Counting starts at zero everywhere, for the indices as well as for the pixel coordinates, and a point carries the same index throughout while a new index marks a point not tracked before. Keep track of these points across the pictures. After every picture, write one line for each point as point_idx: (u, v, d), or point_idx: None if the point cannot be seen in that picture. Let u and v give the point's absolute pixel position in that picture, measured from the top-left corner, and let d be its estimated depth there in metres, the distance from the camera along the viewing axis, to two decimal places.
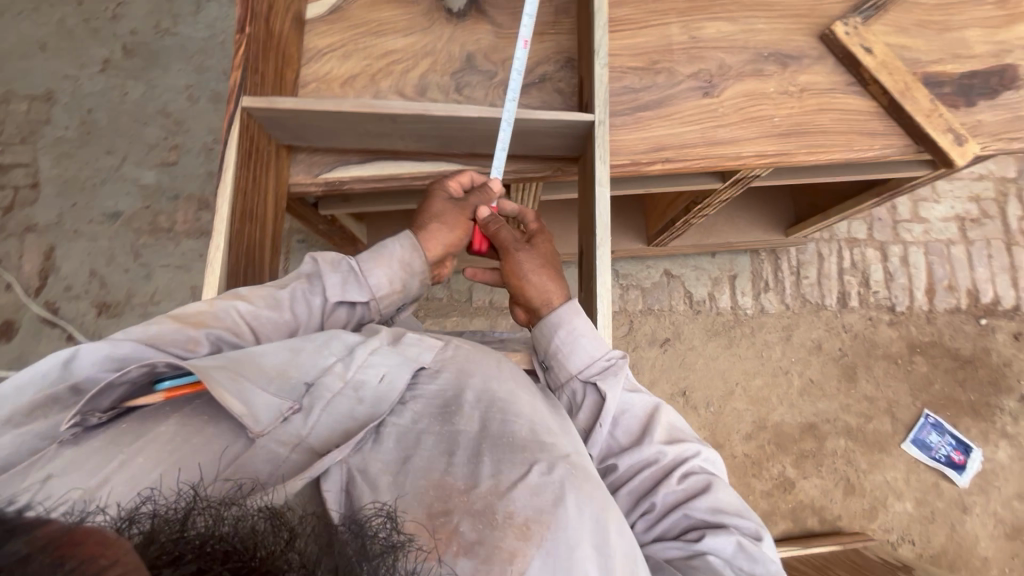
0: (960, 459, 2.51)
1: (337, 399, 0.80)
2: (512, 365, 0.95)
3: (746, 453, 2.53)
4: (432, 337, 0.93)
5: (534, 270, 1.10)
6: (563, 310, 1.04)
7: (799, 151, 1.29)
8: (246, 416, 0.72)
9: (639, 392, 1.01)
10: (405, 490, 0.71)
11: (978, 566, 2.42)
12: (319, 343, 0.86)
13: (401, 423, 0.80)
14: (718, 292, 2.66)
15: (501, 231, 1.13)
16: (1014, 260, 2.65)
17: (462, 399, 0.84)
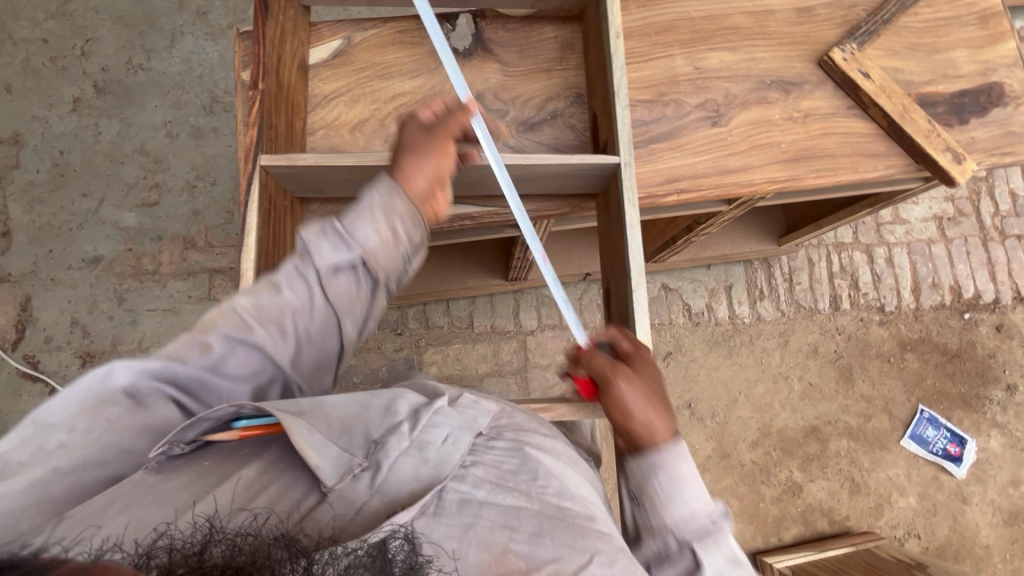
0: (956, 451, 2.59)
1: (402, 458, 0.79)
2: (560, 432, 1.00)
3: (754, 460, 2.56)
4: (488, 401, 0.96)
5: (636, 401, 0.94)
6: (672, 455, 0.92)
7: (807, 176, 1.32)
8: (320, 468, 0.74)
9: (738, 565, 0.89)
10: (466, 560, 0.69)
11: (981, 555, 2.50)
12: (386, 403, 0.88)
13: (463, 489, 0.77)
14: (715, 302, 2.70)
15: (595, 356, 0.99)
16: (990, 255, 2.77)
17: (521, 474, 0.83)
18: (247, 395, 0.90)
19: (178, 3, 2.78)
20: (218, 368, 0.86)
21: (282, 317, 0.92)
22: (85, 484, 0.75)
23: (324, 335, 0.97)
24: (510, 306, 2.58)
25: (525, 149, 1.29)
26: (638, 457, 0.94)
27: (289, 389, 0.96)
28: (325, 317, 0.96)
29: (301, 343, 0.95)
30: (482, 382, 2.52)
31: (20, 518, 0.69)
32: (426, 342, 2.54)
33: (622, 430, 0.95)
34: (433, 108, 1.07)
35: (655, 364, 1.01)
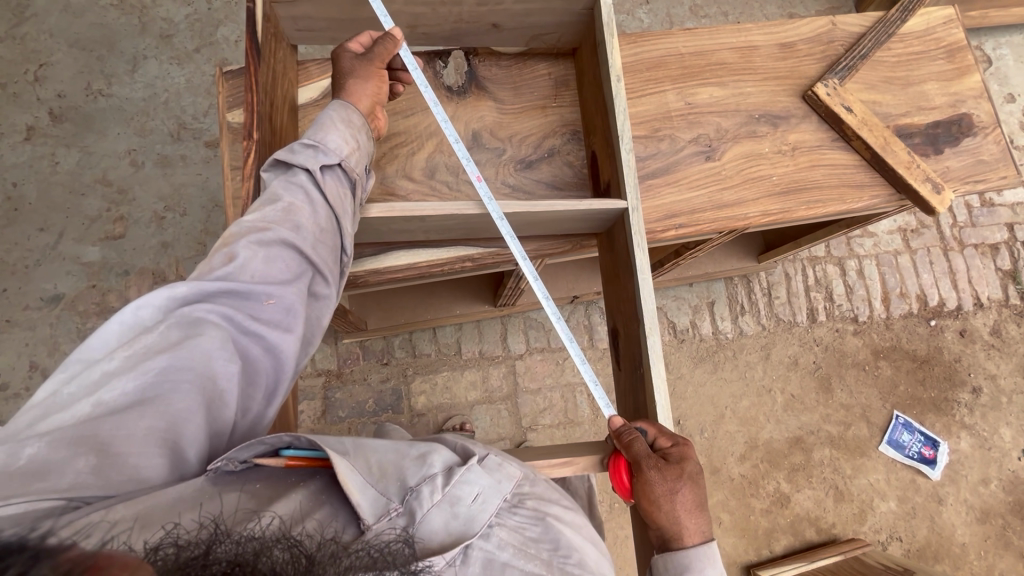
0: (930, 454, 2.69)
1: (433, 510, 0.87)
2: (581, 517, 1.03)
3: (742, 473, 2.60)
4: (512, 465, 1.00)
5: (668, 496, 0.99)
6: (698, 556, 0.98)
7: (798, 208, 1.35)
8: (362, 508, 0.82)
9: None
10: None
11: (958, 553, 2.61)
12: (419, 452, 0.94)
13: (486, 547, 0.87)
14: (699, 318, 2.75)
15: (634, 443, 1.03)
16: (951, 264, 2.91)
17: (543, 543, 0.92)
18: (279, 292, 0.94)
19: (140, 26, 2.66)
20: (243, 272, 0.92)
21: (287, 216, 0.98)
22: (129, 419, 0.76)
23: (329, 229, 1.03)
24: (498, 331, 2.56)
25: (524, 188, 1.28)
26: (666, 551, 1.01)
27: (314, 290, 1.01)
28: (327, 213, 1.02)
29: (313, 236, 1.00)
30: (472, 410, 2.47)
31: (71, 457, 0.70)
32: (414, 371, 2.49)
33: (650, 521, 1.01)
34: (362, 41, 1.17)
35: (695, 459, 1.03)
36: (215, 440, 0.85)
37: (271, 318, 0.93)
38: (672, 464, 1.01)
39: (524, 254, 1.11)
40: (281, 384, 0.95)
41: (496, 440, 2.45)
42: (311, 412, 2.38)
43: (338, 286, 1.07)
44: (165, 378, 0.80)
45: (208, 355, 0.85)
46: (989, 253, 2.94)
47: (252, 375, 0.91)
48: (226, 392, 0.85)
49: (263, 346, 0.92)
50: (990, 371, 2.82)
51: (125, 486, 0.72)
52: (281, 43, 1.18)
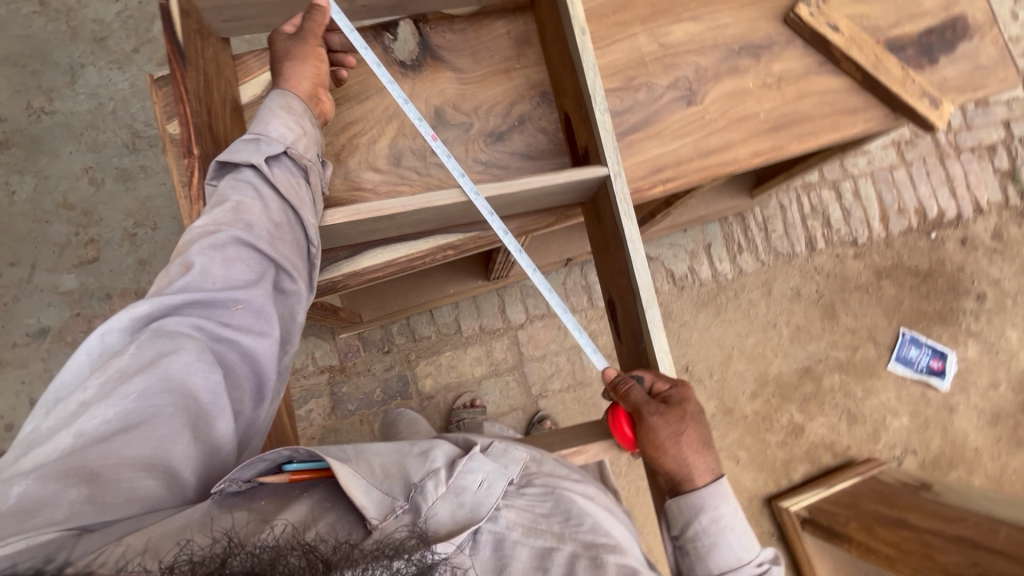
0: (939, 366, 2.70)
1: (439, 502, 0.83)
2: (597, 486, 1.03)
3: (755, 410, 2.62)
4: (518, 448, 0.98)
5: (672, 438, 0.98)
6: (710, 495, 0.98)
7: (789, 144, 1.27)
8: (365, 507, 0.78)
9: None
10: None
11: (972, 457, 2.66)
12: (421, 449, 0.90)
13: (496, 528, 0.85)
14: (697, 263, 2.70)
15: (631, 391, 1.01)
16: (948, 171, 2.83)
17: (554, 516, 0.90)
18: (246, 296, 0.87)
19: (70, 31, 2.47)
20: (203, 278, 0.84)
21: (239, 215, 0.90)
22: (115, 447, 0.70)
23: (287, 222, 0.95)
24: (495, 304, 2.51)
25: (498, 163, 1.19)
26: (678, 495, 1.01)
27: (281, 286, 0.94)
28: (280, 206, 0.95)
29: (270, 233, 0.92)
30: (480, 385, 2.46)
31: (62, 490, 0.65)
32: (417, 355, 2.46)
33: (657, 467, 1.00)
34: (294, 21, 1.08)
35: (695, 398, 1.02)
36: (215, 458, 0.79)
37: (242, 323, 0.87)
38: (673, 406, 1.00)
39: (497, 221, 1.06)
40: (267, 385, 0.89)
41: (508, 411, 2.45)
42: (321, 410, 2.37)
43: (310, 276, 0.99)
44: (143, 402, 0.74)
45: (185, 371, 0.78)
46: (986, 154, 2.85)
47: (232, 381, 0.85)
48: (212, 404, 0.80)
49: (239, 352, 0.86)
50: (993, 276, 2.78)
51: (126, 509, 0.68)
52: (208, 39, 1.08)
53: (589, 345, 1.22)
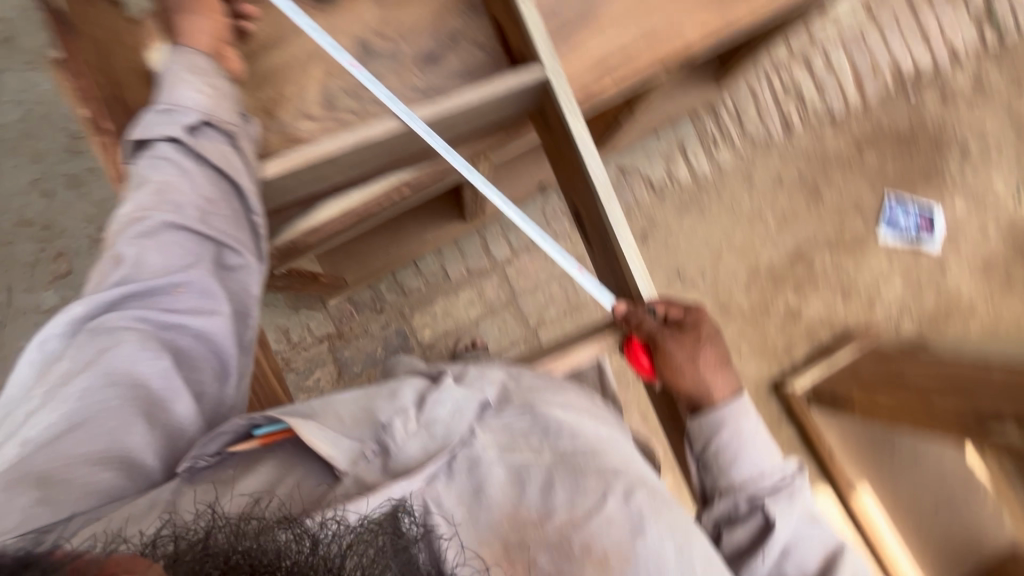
0: (928, 225, 2.69)
1: (409, 439, 0.84)
2: (579, 393, 1.03)
3: (751, 301, 2.63)
4: (494, 370, 0.99)
5: (689, 360, 1.08)
6: (728, 412, 1.09)
7: (740, 12, 1.20)
8: (332, 456, 0.81)
9: (816, 526, 1.03)
10: (482, 521, 0.80)
11: (967, 309, 2.68)
12: (389, 390, 0.91)
13: (471, 451, 0.84)
14: (674, 165, 2.63)
15: (644, 320, 1.12)
16: (922, 21, 2.69)
17: (532, 435, 0.88)
18: (186, 279, 0.89)
19: None
20: (138, 269, 0.87)
21: (164, 197, 0.90)
22: (67, 445, 0.76)
23: (218, 196, 0.94)
24: (478, 244, 2.49)
25: (436, 88, 1.13)
26: (697, 412, 1.11)
27: (225, 262, 0.95)
28: (208, 179, 0.94)
29: (199, 210, 0.92)
30: (478, 326, 2.48)
31: (14, 497, 0.70)
32: (411, 308, 2.46)
33: (673, 389, 1.12)
34: None
35: (710, 320, 1.13)
36: (176, 438, 0.85)
37: (188, 305, 0.90)
38: (687, 330, 1.10)
39: (440, 137, 1.00)
40: (230, 360, 0.93)
41: (510, 346, 2.48)
42: (328, 377, 2.40)
43: (258, 248, 1.00)
44: (87, 400, 0.79)
45: (128, 363, 0.83)
46: None
47: (189, 363, 0.89)
48: (164, 390, 0.85)
49: (191, 334, 0.90)
50: (976, 124, 2.72)
51: (85, 501, 0.74)
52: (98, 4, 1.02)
53: (591, 282, 1.21)
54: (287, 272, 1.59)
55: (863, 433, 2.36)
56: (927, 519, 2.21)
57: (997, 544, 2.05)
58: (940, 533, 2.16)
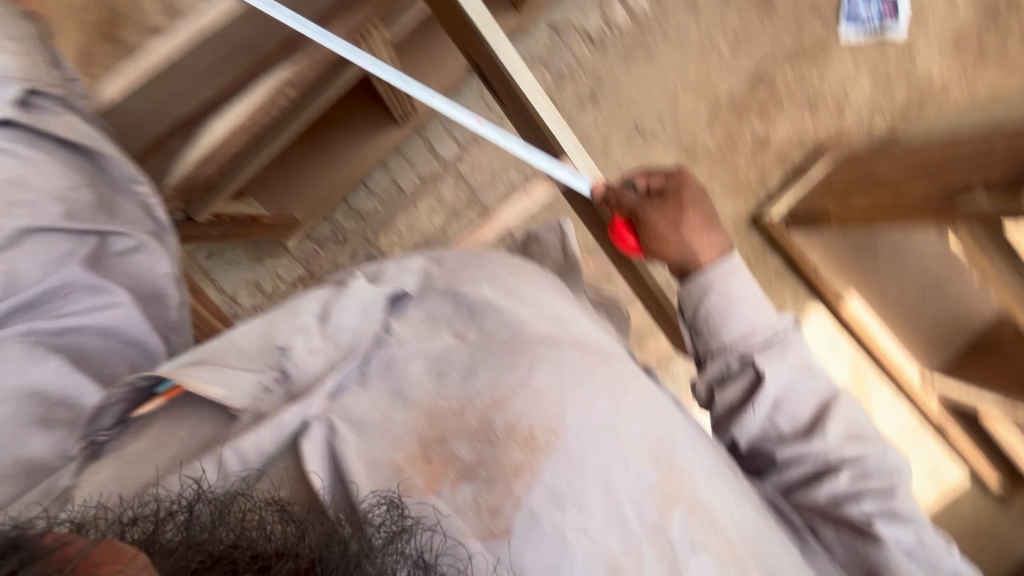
0: (889, 10, 2.46)
1: (313, 357, 0.66)
2: (530, 266, 0.89)
3: (717, 139, 2.37)
4: (413, 260, 0.81)
5: (669, 227, 0.96)
6: (722, 271, 0.94)
7: None
8: (228, 397, 0.61)
9: (808, 375, 0.88)
10: (393, 428, 0.61)
11: (941, 91, 2.45)
12: (288, 309, 0.71)
13: (385, 350, 0.67)
14: (609, 9, 2.36)
15: (624, 196, 1.04)
16: None
17: (458, 314, 0.72)
18: (70, 275, 0.85)
19: None
20: (13, 278, 0.81)
21: (15, 190, 0.84)
22: None
23: (83, 183, 0.92)
24: (423, 148, 2.36)
25: None
26: (685, 280, 0.97)
27: (116, 247, 0.93)
28: (62, 164, 0.90)
29: (64, 199, 0.88)
30: (445, 232, 2.39)
31: None
32: (372, 232, 2.36)
33: (664, 260, 0.99)
34: None
35: (694, 182, 1.00)
36: None
37: (82, 302, 0.86)
38: (666, 198, 0.98)
39: (287, 8, 0.89)
40: (148, 346, 0.91)
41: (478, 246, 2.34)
42: None
43: (151, 224, 0.99)
44: None
45: (19, 376, 0.76)
46: None
47: (99, 360, 0.84)
48: (71, 390, 0.78)
49: (95, 331, 0.86)
50: None
51: None
52: None
53: (568, 172, 1.15)
54: (216, 219, 1.37)
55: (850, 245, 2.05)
56: (915, 311, 2.00)
57: (981, 315, 1.87)
58: (930, 323, 2.00)
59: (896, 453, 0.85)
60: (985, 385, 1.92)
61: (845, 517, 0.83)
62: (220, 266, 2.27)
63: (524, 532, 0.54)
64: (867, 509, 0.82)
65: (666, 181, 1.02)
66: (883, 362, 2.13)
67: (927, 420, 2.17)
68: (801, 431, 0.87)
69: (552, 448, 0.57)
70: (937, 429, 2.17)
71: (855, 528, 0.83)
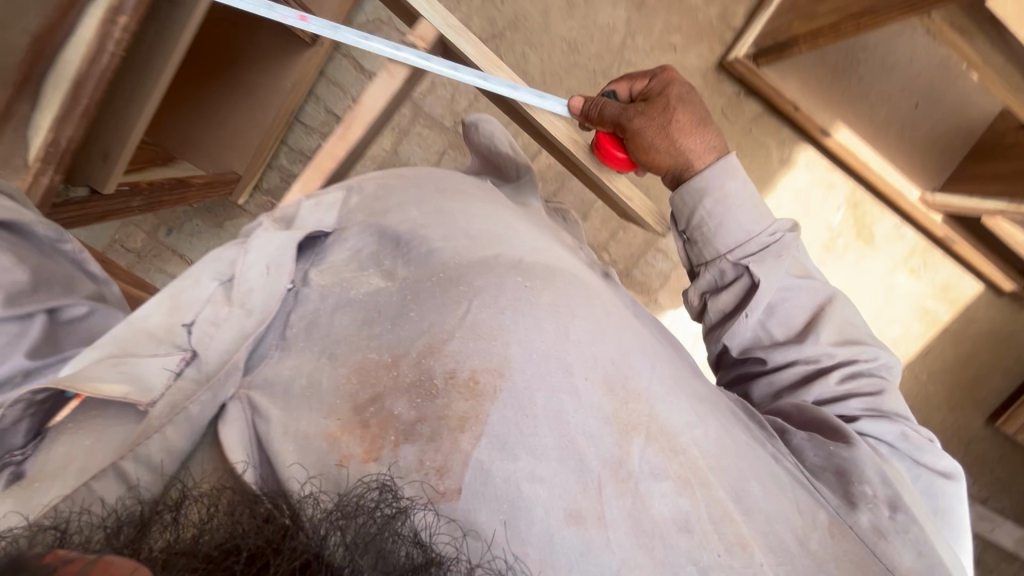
0: None
1: (226, 325, 0.55)
2: (474, 183, 0.81)
3: None
4: (331, 193, 0.74)
5: (664, 131, 0.83)
6: (716, 173, 0.83)
7: None
8: (131, 391, 0.50)
9: (808, 280, 0.82)
10: (319, 391, 0.52)
11: None
12: (192, 273, 0.60)
13: (306, 309, 0.59)
14: None
15: (607, 107, 0.85)
16: None
17: (383, 251, 0.64)
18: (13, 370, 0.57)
19: None
20: None
21: None
22: None
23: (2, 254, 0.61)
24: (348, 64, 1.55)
25: None
26: (681, 186, 0.85)
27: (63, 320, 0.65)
28: None
29: None
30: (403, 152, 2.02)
31: None
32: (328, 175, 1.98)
33: (657, 171, 0.87)
34: None
35: (680, 80, 0.88)
36: None
37: None
38: (654, 100, 0.85)
39: None
40: None
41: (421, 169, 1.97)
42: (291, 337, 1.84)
43: (91, 283, 0.74)
44: None
45: None
46: None
47: None
48: None
49: None
50: None
51: None
52: None
53: (531, 93, 0.88)
54: (132, 187, 1.08)
55: (822, 60, 1.45)
56: (909, 123, 1.49)
57: (981, 115, 1.43)
58: (928, 132, 1.49)
59: (888, 353, 0.81)
60: (994, 187, 1.40)
61: (817, 416, 0.67)
62: (187, 239, 1.62)
63: (475, 490, 0.46)
64: (856, 408, 0.74)
65: (651, 85, 0.89)
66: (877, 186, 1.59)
67: (931, 239, 1.66)
68: (796, 334, 0.80)
69: (498, 391, 0.50)
70: (942, 248, 1.67)
71: (829, 428, 0.65)
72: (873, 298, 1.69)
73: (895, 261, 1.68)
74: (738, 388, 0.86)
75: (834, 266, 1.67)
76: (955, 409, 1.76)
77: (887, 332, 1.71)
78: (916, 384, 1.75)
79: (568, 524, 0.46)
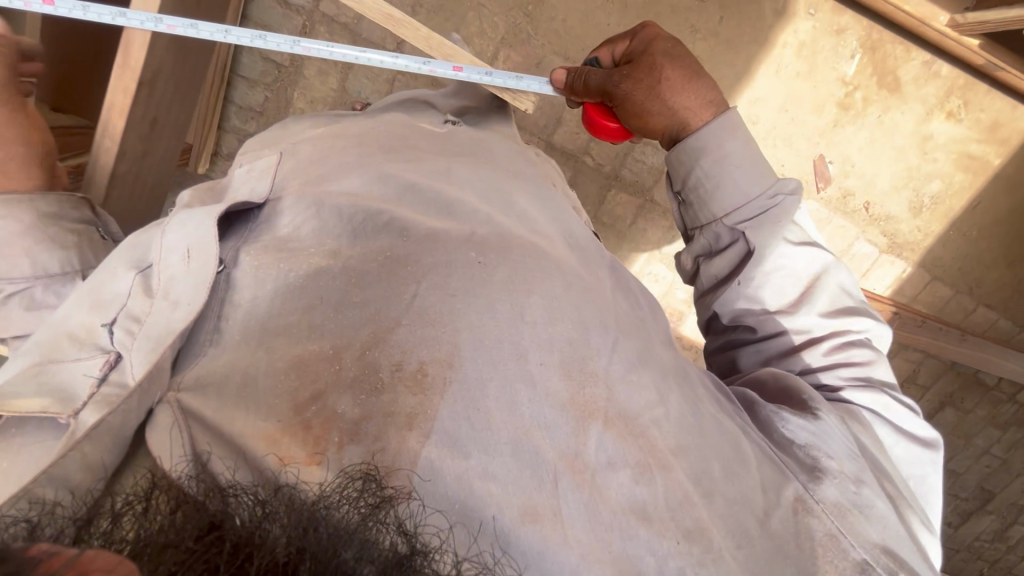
0: None
1: (154, 315, 0.51)
2: (437, 136, 0.74)
3: None
4: (267, 155, 0.68)
5: (652, 91, 0.84)
6: (716, 131, 0.82)
7: None
8: (49, 403, 0.46)
9: (809, 247, 0.79)
10: (259, 389, 0.47)
11: None
12: (110, 267, 0.55)
13: (244, 301, 0.53)
14: None
15: (590, 75, 0.88)
16: None
17: (330, 225, 0.57)
18: None
19: None
20: None
21: None
22: None
23: None
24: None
25: None
26: (676, 144, 0.86)
27: None
28: None
29: None
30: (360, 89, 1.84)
31: None
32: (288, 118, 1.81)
33: (652, 135, 0.87)
34: None
35: (665, 35, 0.88)
36: None
37: None
38: (638, 61, 0.86)
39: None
40: None
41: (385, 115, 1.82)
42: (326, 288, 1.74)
43: None
44: None
45: None
46: None
47: None
48: None
49: None
50: None
51: None
52: None
53: (533, 80, 0.93)
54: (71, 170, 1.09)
55: None
56: None
57: None
58: None
59: (880, 324, 0.79)
60: None
61: (791, 383, 0.68)
62: None
63: (428, 487, 0.44)
64: (840, 377, 0.74)
65: (633, 45, 0.89)
66: (904, 21, 1.41)
67: (968, 71, 1.49)
68: (790, 304, 0.78)
69: (447, 383, 0.47)
70: (986, 79, 1.50)
71: (801, 398, 0.65)
72: (905, 157, 1.56)
73: (929, 108, 1.52)
74: (725, 355, 0.85)
75: (853, 130, 1.54)
76: (1013, 264, 1.71)
77: (924, 190, 1.60)
78: (967, 241, 1.68)
79: (523, 521, 0.44)
